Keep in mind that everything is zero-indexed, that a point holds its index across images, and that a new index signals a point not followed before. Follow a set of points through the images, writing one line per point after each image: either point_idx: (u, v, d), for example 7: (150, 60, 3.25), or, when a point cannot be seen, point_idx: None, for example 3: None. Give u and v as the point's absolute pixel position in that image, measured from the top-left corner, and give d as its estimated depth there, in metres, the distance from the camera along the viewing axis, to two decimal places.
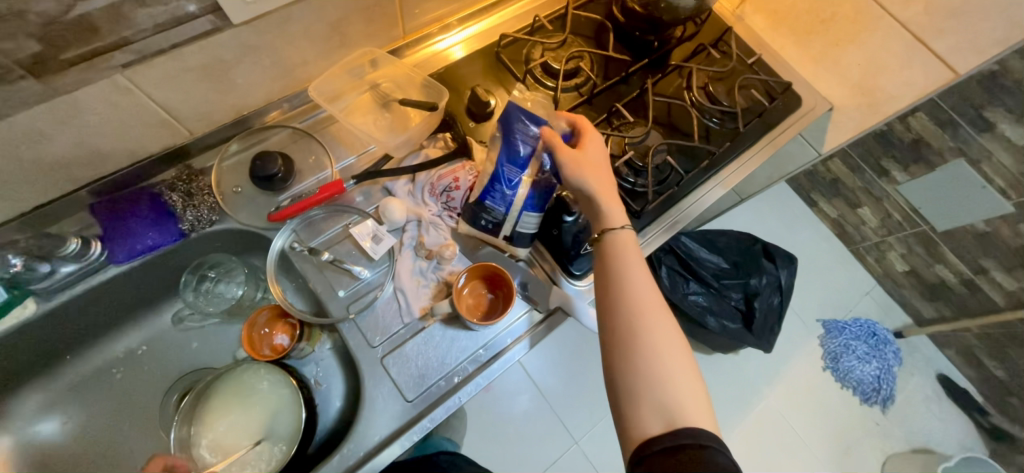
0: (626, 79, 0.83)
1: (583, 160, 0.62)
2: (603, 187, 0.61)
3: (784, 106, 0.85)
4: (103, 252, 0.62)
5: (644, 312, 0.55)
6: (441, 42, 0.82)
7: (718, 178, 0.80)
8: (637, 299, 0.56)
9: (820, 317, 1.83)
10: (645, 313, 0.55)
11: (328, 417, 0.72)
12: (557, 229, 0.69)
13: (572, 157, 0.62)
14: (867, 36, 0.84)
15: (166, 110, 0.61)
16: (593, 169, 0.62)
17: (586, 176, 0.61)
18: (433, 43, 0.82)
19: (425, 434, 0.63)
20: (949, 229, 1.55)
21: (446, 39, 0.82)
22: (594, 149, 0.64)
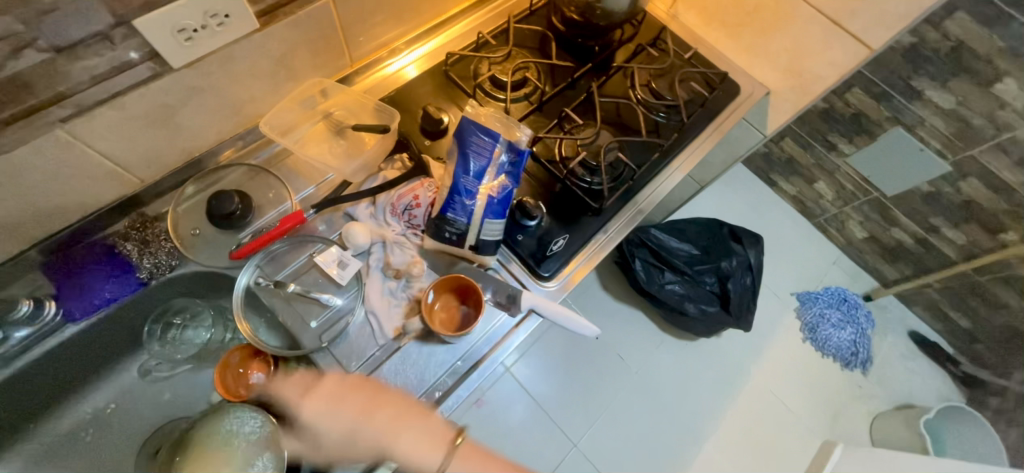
0: (573, 83, 0.86)
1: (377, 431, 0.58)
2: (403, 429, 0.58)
3: (724, 94, 0.90)
4: (58, 311, 0.60)
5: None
6: (391, 65, 0.84)
7: (669, 170, 0.84)
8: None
9: (793, 291, 1.90)
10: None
11: None
12: (521, 234, 0.74)
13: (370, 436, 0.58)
14: (791, 23, 0.88)
15: (114, 160, 0.60)
16: (389, 431, 0.58)
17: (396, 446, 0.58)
18: (385, 66, 0.83)
19: None
20: (898, 193, 1.65)
21: (395, 62, 0.84)
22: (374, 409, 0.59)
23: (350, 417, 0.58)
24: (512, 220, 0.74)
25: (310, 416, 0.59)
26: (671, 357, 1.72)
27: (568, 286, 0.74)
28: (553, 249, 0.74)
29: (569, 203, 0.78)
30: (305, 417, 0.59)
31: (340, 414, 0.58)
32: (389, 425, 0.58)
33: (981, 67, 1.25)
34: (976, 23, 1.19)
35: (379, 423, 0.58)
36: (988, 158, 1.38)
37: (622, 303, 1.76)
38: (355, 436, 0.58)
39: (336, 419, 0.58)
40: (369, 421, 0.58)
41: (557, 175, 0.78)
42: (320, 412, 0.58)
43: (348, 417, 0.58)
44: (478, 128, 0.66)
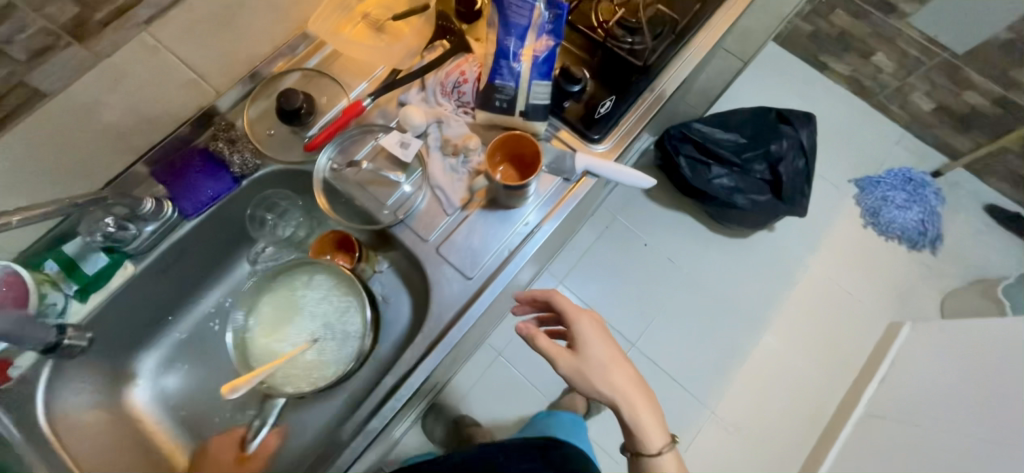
0: None
1: (606, 358, 0.84)
2: (611, 361, 0.84)
3: None
4: (175, 210, 0.70)
5: (648, 437, 0.86)
6: None
7: (710, 28, 0.81)
8: (646, 436, 0.86)
9: (851, 177, 1.82)
10: (650, 437, 0.86)
11: (401, 323, 0.79)
12: (568, 100, 0.75)
13: (602, 358, 0.84)
14: None
15: (193, 69, 0.67)
16: (611, 365, 0.83)
17: (606, 373, 0.83)
18: None
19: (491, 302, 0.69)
20: (971, 48, 1.52)
21: None
22: (604, 346, 0.85)
23: (596, 344, 0.84)
24: (556, 91, 0.75)
25: (584, 330, 0.85)
26: (724, 255, 1.72)
27: (613, 149, 0.76)
28: (600, 111, 0.75)
29: (611, 68, 0.77)
30: (579, 329, 0.85)
31: (602, 344, 0.84)
32: (612, 362, 0.84)
33: None
34: None
35: (595, 352, 0.84)
36: None
37: (670, 208, 1.76)
38: (595, 358, 0.83)
39: (600, 348, 0.84)
40: (611, 365, 0.83)
41: (596, 40, 0.77)
42: (587, 334, 0.84)
43: (599, 342, 0.84)
44: None
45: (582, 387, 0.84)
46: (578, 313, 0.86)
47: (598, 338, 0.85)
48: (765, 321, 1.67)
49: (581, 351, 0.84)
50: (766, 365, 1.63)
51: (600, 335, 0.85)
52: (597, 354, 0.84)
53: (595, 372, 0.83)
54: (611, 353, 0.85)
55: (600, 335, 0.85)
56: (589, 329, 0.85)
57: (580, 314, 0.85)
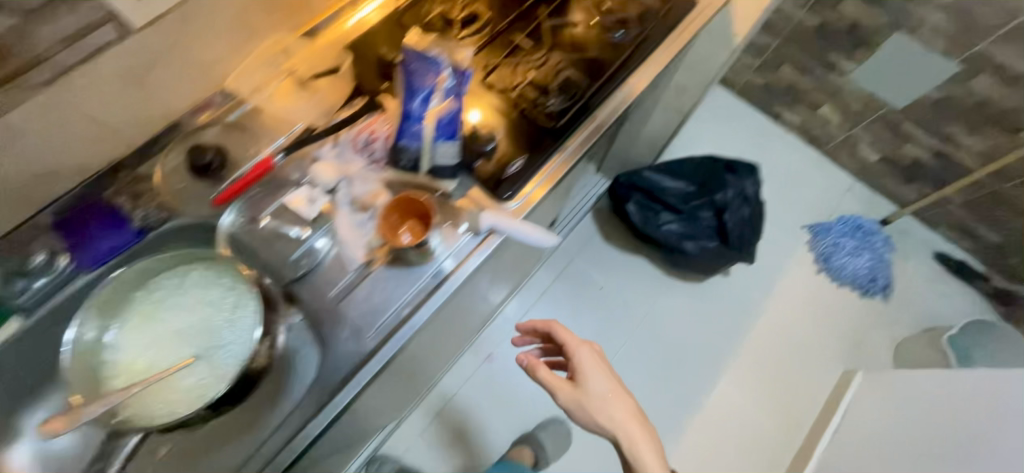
0: (528, 7, 0.85)
1: (606, 384, 0.95)
2: (610, 388, 0.95)
3: (680, 8, 0.90)
4: (69, 263, 0.70)
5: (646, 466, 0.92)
6: (357, 16, 0.85)
7: (626, 90, 0.83)
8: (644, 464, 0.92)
9: (804, 223, 1.86)
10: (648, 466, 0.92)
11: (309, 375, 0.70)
12: (480, 159, 0.76)
13: (602, 384, 0.95)
14: None
15: (103, 121, 0.67)
16: (611, 391, 0.95)
17: (605, 398, 0.94)
18: (349, 19, 0.84)
19: (386, 362, 0.69)
20: (908, 105, 1.59)
21: (361, 12, 0.85)
22: (605, 376, 0.96)
23: (597, 372, 0.96)
24: (465, 148, 0.76)
25: (583, 362, 0.97)
26: (680, 299, 1.73)
27: (520, 208, 0.76)
28: (509, 171, 0.76)
29: (526, 128, 0.79)
30: (578, 359, 0.98)
31: (599, 375, 0.96)
32: (612, 390, 0.95)
33: None
34: None
35: (595, 378, 0.95)
36: (999, 50, 1.32)
37: (626, 251, 1.77)
38: (595, 383, 0.95)
39: (598, 379, 0.95)
40: (608, 396, 0.94)
41: (510, 102, 0.80)
42: (586, 366, 0.97)
43: (600, 372, 0.96)
44: (420, 52, 0.68)
45: (581, 416, 0.95)
46: (578, 346, 0.99)
47: (600, 367, 0.98)
48: (721, 368, 1.66)
49: (583, 378, 0.96)
50: (721, 414, 1.61)
51: (600, 364, 0.98)
52: (597, 381, 0.95)
53: (594, 397, 0.94)
54: (611, 382, 0.96)
55: (599, 365, 0.97)
56: (590, 359, 0.97)
57: (583, 346, 0.99)
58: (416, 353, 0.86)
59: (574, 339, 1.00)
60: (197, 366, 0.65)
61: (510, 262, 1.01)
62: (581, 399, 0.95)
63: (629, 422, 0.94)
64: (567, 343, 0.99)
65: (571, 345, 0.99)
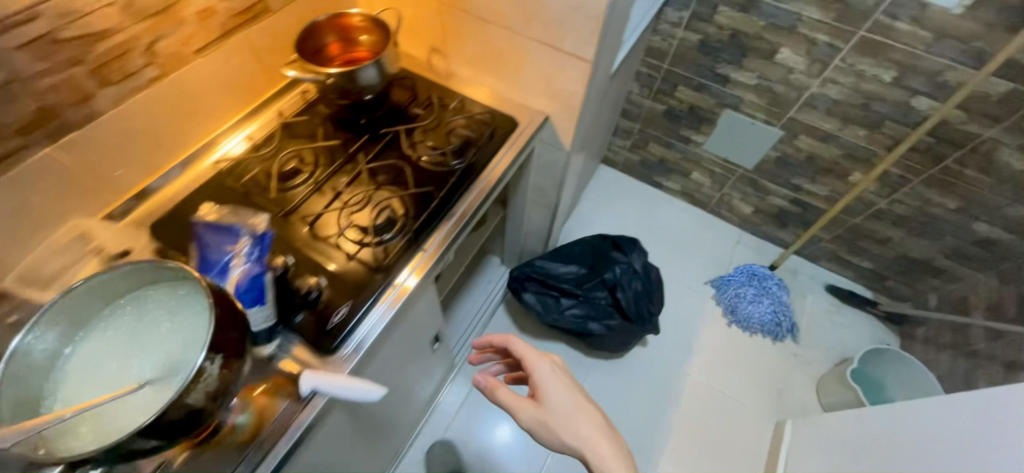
0: (354, 155, 0.90)
1: (568, 395, 0.90)
2: (572, 402, 0.89)
3: (499, 133, 0.98)
4: None
5: None
6: (223, 146, 0.90)
7: (453, 222, 0.85)
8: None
9: (706, 279, 1.95)
10: None
11: None
12: (301, 313, 0.73)
13: (564, 395, 0.90)
14: (529, 58, 0.93)
15: None
16: (572, 402, 0.89)
17: (568, 410, 0.88)
18: (216, 148, 0.90)
19: None
20: (756, 165, 1.77)
21: (227, 142, 0.91)
22: (566, 388, 0.91)
23: (558, 384, 0.91)
24: (282, 306, 0.73)
25: (545, 378, 0.92)
26: (604, 379, 1.69)
27: (348, 357, 0.72)
28: (334, 320, 0.73)
29: (350, 272, 0.77)
30: (538, 375, 0.93)
31: (562, 388, 0.90)
32: (575, 402, 0.89)
33: (758, 45, 1.42)
34: (737, 12, 1.39)
35: (555, 391, 0.90)
36: (804, 116, 1.51)
37: (543, 339, 1.74)
38: (556, 397, 0.89)
39: (561, 395, 0.90)
40: (572, 411, 0.88)
41: (332, 249, 0.79)
42: (547, 383, 0.91)
43: (560, 384, 0.91)
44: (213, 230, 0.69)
45: (547, 437, 0.88)
46: (537, 360, 0.94)
47: (560, 379, 0.93)
48: (655, 446, 1.59)
49: (544, 392, 0.91)
50: None
51: (559, 377, 0.93)
52: (557, 393, 0.90)
53: (556, 411, 0.88)
54: (574, 393, 0.90)
55: (559, 378, 0.92)
56: (548, 371, 0.93)
57: (542, 358, 0.95)
58: None
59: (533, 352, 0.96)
60: (155, 391, 0.55)
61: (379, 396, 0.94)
62: (542, 414, 0.88)
63: (596, 436, 0.85)
64: (526, 358, 0.95)
65: (529, 361, 0.95)
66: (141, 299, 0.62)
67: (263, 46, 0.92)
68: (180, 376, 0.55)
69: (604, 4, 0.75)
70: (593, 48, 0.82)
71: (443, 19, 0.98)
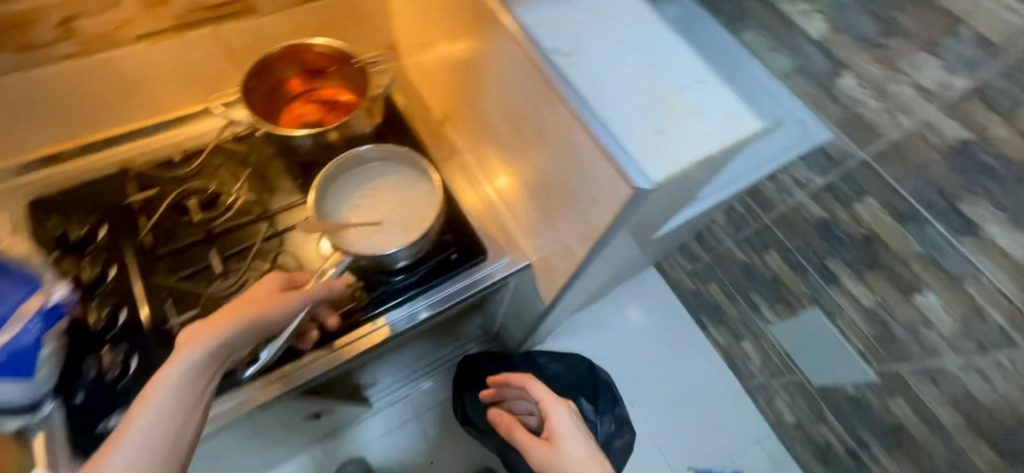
0: (269, 218, 0.74)
1: (586, 443, 0.69)
2: (592, 455, 0.68)
3: (450, 265, 0.75)
4: None
5: None
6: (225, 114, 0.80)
7: (445, 292, 0.74)
8: None
9: (694, 467, 1.54)
10: None
11: None
12: (82, 392, 0.60)
13: (579, 442, 0.69)
14: (524, 198, 0.68)
15: None
16: (588, 449, 0.68)
17: (579, 456, 0.67)
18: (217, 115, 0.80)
19: None
20: (824, 385, 1.31)
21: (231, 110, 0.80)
22: (579, 434, 0.71)
23: (578, 431, 0.71)
24: (68, 376, 0.61)
25: (561, 422, 0.72)
26: None
27: (212, 420, 0.63)
28: (107, 424, 0.59)
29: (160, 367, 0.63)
30: (552, 418, 0.73)
31: (578, 435, 0.69)
32: (592, 454, 0.68)
33: (899, 270, 0.94)
34: (887, 215, 0.91)
35: (570, 436, 0.70)
36: (916, 383, 1.03)
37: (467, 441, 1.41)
38: (573, 442, 0.69)
39: (578, 441, 0.69)
40: (591, 465, 0.66)
41: (164, 330, 0.64)
42: (564, 427, 0.71)
43: (580, 432, 0.71)
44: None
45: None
46: (553, 402, 0.75)
47: (578, 428, 0.72)
48: None
49: (560, 433, 0.71)
50: None
51: (576, 426, 0.72)
52: (568, 440, 0.69)
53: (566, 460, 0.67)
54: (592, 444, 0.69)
55: (575, 427, 0.72)
56: (559, 410, 0.74)
57: (557, 398, 0.76)
58: None
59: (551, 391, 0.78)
60: (401, 231, 0.67)
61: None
62: (543, 453, 0.69)
63: None
64: (538, 397, 0.76)
65: (540, 399, 0.77)
66: (388, 164, 0.73)
67: (239, 47, 0.75)
68: (407, 240, 0.66)
69: (605, 221, 0.48)
70: (584, 253, 0.56)
71: (457, 95, 0.75)
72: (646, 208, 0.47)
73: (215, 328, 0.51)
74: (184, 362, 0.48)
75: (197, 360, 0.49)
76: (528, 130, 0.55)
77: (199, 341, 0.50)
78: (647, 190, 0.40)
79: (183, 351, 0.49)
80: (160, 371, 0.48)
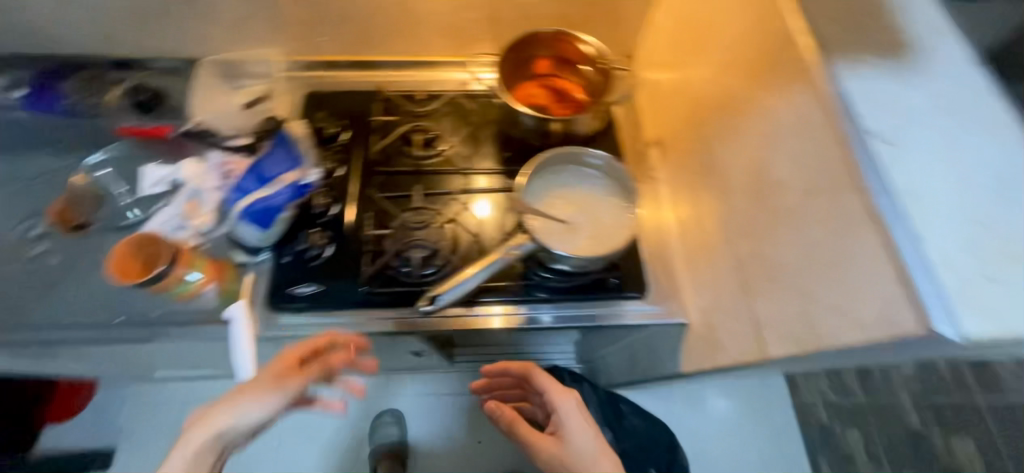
0: (466, 174, 0.80)
1: (595, 437, 0.68)
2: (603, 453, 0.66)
3: (610, 289, 0.72)
4: (21, 98, 0.83)
5: None
6: (465, 73, 0.88)
7: (592, 310, 0.72)
8: None
9: None
10: None
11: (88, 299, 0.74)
12: (290, 257, 0.74)
13: (590, 437, 0.68)
14: (720, 260, 0.62)
15: (112, 34, 0.82)
16: (597, 441, 0.67)
17: (586, 448, 0.66)
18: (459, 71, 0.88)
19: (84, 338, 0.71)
20: None
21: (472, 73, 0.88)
22: (586, 424, 0.70)
23: (585, 425, 0.70)
24: (286, 239, 0.75)
25: (567, 415, 0.70)
26: None
27: (361, 325, 0.71)
28: (298, 290, 0.72)
29: (347, 264, 0.74)
30: (560, 411, 0.71)
31: (588, 431, 0.68)
32: (601, 448, 0.66)
33: None
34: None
35: (578, 431, 0.68)
36: None
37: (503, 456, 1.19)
38: (581, 436, 0.68)
39: (587, 436, 0.67)
40: (599, 462, 0.65)
41: (361, 236, 0.75)
42: (572, 422, 0.69)
43: (590, 428, 0.69)
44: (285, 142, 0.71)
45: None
46: (558, 393, 0.73)
47: (583, 420, 0.70)
48: None
49: (568, 428, 0.69)
50: None
51: (584, 417, 0.71)
52: (578, 435, 0.68)
53: (575, 454, 0.66)
54: (599, 436, 0.68)
55: (583, 420, 0.70)
56: (566, 400, 0.72)
57: (558, 388, 0.73)
58: (152, 354, 0.85)
59: (552, 381, 0.75)
60: (587, 240, 0.67)
61: (324, 353, 0.95)
62: (552, 442, 0.69)
63: None
64: (542, 388, 0.74)
65: (544, 390, 0.74)
66: (600, 173, 0.72)
67: (507, 19, 0.82)
68: (592, 251, 0.66)
69: (847, 339, 0.40)
70: (782, 354, 0.49)
71: (690, 128, 0.70)
72: (908, 350, 0.39)
73: (240, 402, 0.57)
74: (201, 438, 0.55)
75: (220, 432, 0.56)
76: (780, 201, 0.49)
77: (218, 416, 0.56)
78: (952, 341, 0.32)
79: (205, 426, 0.55)
80: (181, 437, 0.55)
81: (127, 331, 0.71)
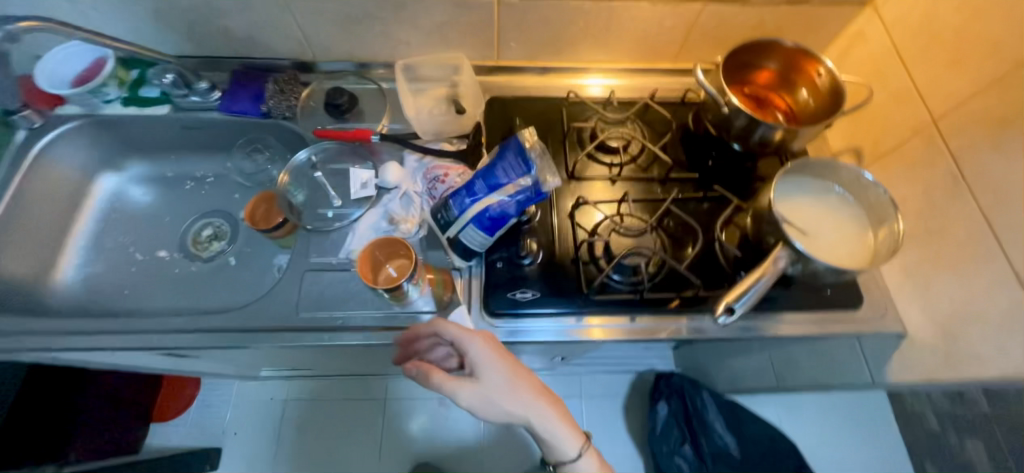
0: (664, 182, 0.81)
1: (513, 370, 0.63)
2: (521, 387, 0.63)
3: (835, 301, 0.71)
4: (218, 99, 0.84)
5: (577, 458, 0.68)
6: (586, 80, 0.91)
7: (818, 322, 0.71)
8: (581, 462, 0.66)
9: None
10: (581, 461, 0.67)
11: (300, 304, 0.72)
12: (501, 262, 0.74)
13: (506, 372, 0.62)
14: (977, 275, 0.62)
15: (311, 39, 0.83)
16: (520, 374, 0.63)
17: (503, 382, 0.62)
18: (581, 78, 0.91)
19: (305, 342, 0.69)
20: None
21: (590, 79, 0.92)
22: (503, 355, 0.63)
23: (503, 363, 0.62)
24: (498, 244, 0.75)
25: (478, 357, 0.62)
26: None
27: (591, 334, 0.71)
28: (517, 295, 0.72)
29: (564, 270, 0.74)
30: (472, 356, 0.62)
31: (501, 366, 0.62)
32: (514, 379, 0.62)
33: None
34: None
35: (494, 371, 0.62)
36: None
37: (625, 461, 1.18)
38: (497, 377, 0.62)
39: (500, 372, 0.62)
40: (517, 395, 0.62)
41: (575, 241, 0.75)
42: (485, 362, 0.62)
43: (507, 364, 0.62)
44: (517, 147, 0.69)
45: (492, 419, 0.63)
46: (467, 337, 0.62)
47: (499, 359, 0.63)
48: None
49: (484, 369, 0.62)
50: None
51: (496, 353, 0.63)
52: (497, 371, 0.62)
53: (496, 392, 0.61)
54: (514, 365, 0.63)
55: (500, 357, 0.63)
56: (480, 341, 0.62)
57: (464, 330, 0.62)
58: (331, 356, 0.85)
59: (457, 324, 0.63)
60: (841, 250, 0.66)
61: None
62: (467, 386, 0.62)
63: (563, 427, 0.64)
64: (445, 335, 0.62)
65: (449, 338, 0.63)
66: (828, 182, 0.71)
67: (705, 28, 0.82)
68: (850, 261, 0.65)
69: None
70: None
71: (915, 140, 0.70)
72: None
73: None
74: None
75: None
76: None
77: None
78: None
79: None
80: None
81: (347, 337, 0.69)
